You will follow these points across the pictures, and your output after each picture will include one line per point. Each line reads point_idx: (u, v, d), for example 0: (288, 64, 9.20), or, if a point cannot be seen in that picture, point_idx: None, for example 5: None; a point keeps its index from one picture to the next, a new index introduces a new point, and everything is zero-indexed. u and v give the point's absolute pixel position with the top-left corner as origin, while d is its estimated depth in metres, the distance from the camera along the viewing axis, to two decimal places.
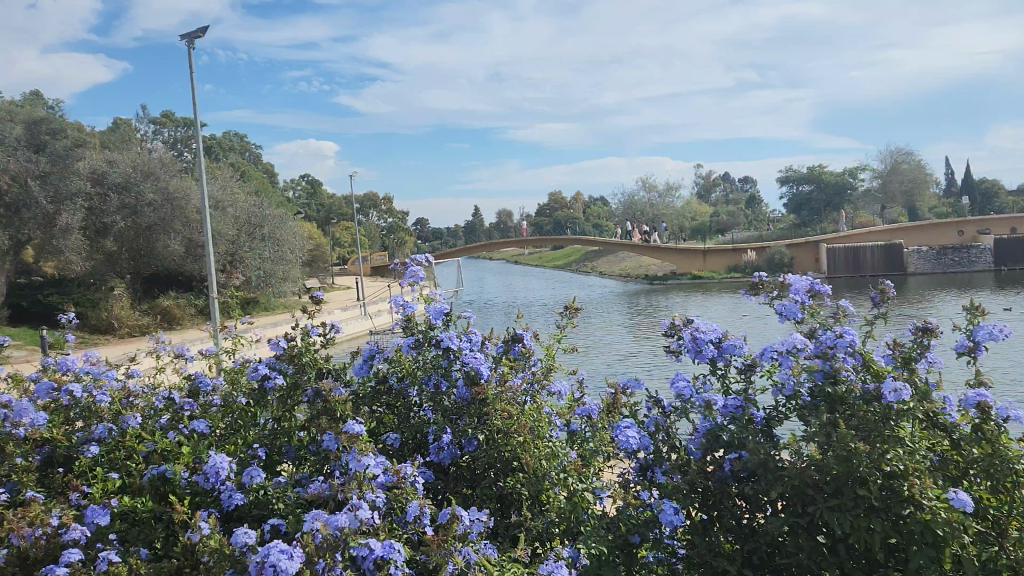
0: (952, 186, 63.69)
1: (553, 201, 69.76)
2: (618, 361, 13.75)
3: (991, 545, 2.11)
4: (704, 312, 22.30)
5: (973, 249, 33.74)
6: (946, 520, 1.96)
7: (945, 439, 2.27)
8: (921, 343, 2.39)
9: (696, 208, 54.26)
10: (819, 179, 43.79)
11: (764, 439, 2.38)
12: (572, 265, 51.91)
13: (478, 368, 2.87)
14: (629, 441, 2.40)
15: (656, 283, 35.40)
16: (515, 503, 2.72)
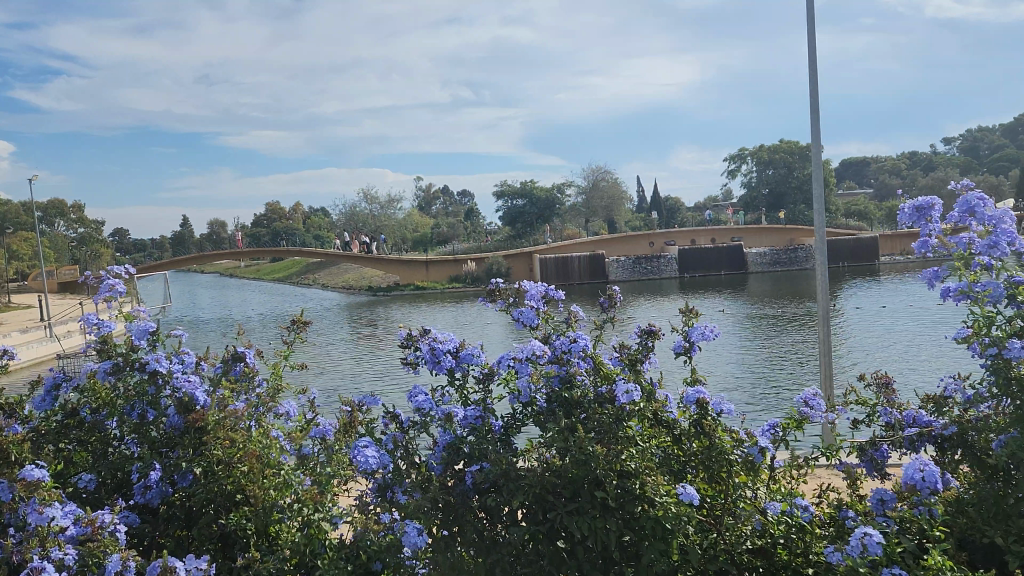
0: (643, 203, 70.84)
1: (271, 211, 67.04)
2: (346, 376, 13.55)
3: (707, 534, 2.35)
4: (428, 321, 22.70)
5: (663, 259, 37.76)
6: (673, 512, 2.11)
7: (668, 434, 2.49)
8: (646, 345, 2.60)
9: (417, 220, 55.05)
10: (531, 194, 46.48)
11: (504, 448, 2.38)
12: (293, 277, 50.23)
13: (199, 396, 2.63)
14: (366, 459, 2.24)
15: (380, 294, 35.41)
16: (240, 538, 2.49)
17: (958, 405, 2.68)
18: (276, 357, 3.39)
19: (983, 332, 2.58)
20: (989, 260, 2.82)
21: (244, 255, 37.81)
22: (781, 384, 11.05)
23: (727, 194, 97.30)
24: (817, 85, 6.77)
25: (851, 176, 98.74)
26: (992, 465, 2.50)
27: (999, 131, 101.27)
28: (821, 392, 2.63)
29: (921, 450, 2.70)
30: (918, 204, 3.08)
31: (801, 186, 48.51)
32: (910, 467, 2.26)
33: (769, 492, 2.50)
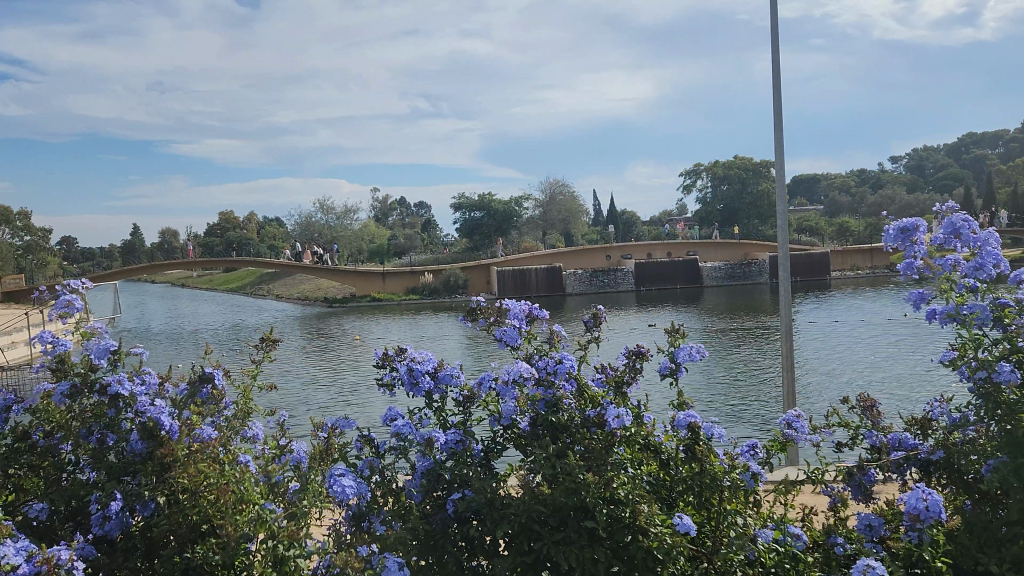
0: (599, 216, 71.33)
1: (223, 220, 65.89)
2: (303, 390, 13.41)
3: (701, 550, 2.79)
4: (386, 333, 22.58)
5: (620, 272, 38.08)
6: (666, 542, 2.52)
7: (656, 459, 2.90)
8: (632, 367, 3.11)
9: (374, 230, 54.62)
10: (489, 206, 46.46)
11: (485, 470, 2.93)
12: (247, 288, 49.46)
13: (167, 425, 2.73)
14: (343, 489, 2.57)
15: (336, 305, 35.07)
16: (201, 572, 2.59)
17: (947, 430, 3.06)
18: (245, 376, 3.50)
19: (970, 353, 3.02)
20: (976, 282, 3.19)
21: (196, 264, 37.10)
22: (740, 397, 11.26)
23: (682, 208, 98.37)
24: (781, 97, 6.84)
25: (802, 192, 100.68)
26: (978, 488, 2.88)
27: (942, 151, 104.37)
28: (802, 415, 3.02)
29: (905, 473, 3.12)
30: (904, 225, 3.43)
31: (755, 201, 49.36)
32: (916, 500, 2.50)
33: (756, 515, 2.84)
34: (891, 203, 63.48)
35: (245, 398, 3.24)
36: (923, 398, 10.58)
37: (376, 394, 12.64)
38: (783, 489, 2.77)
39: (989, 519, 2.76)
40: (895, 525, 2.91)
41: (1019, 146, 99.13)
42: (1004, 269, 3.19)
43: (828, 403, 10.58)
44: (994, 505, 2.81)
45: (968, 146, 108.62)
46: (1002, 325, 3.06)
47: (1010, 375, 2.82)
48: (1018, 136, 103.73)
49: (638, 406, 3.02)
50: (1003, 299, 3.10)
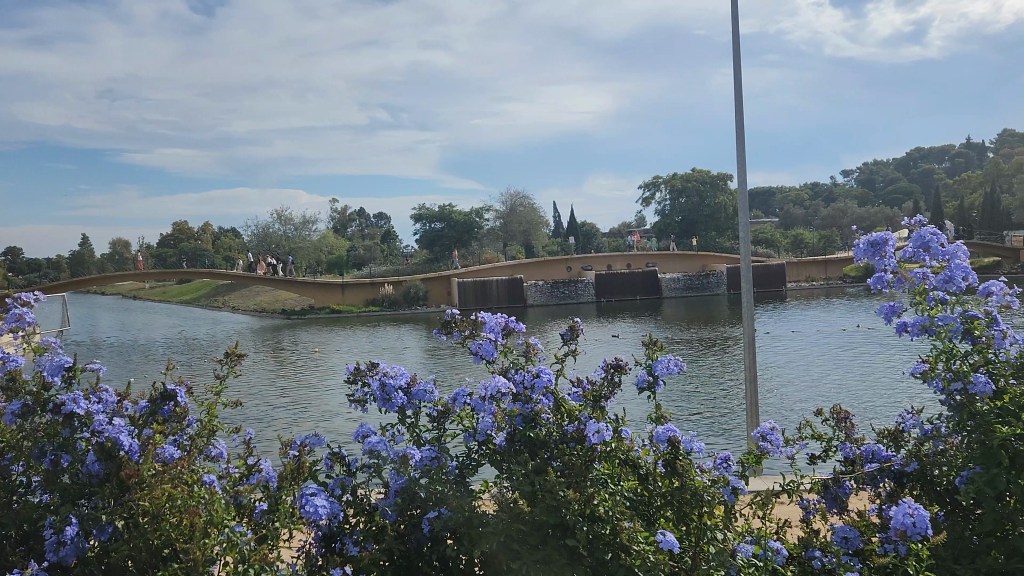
0: (559, 228, 71.63)
1: (178, 231, 64.78)
2: (263, 405, 13.15)
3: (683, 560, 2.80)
4: (346, 346, 22.31)
5: (580, 283, 38.17)
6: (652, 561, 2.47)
7: (635, 475, 2.89)
8: (611, 382, 3.12)
9: (333, 242, 54.11)
10: (449, 217, 46.35)
11: (459, 487, 2.90)
12: (202, 299, 48.60)
13: (126, 445, 2.63)
14: (315, 509, 2.54)
15: (295, 317, 34.61)
16: None
17: (917, 441, 3.19)
18: (209, 392, 3.40)
19: (944, 365, 3.08)
20: (944, 295, 3.26)
21: (150, 276, 36.30)
22: (705, 408, 11.32)
23: (641, 221, 99.37)
24: (742, 112, 6.94)
25: (758, 205, 102.37)
26: (950, 500, 3.03)
27: (892, 166, 107.06)
28: (776, 427, 3.11)
29: (881, 486, 3.18)
30: (873, 239, 3.47)
31: (712, 213, 50.01)
32: (903, 516, 2.56)
33: (736, 531, 2.84)
34: (844, 217, 64.82)
35: (209, 415, 3.14)
36: (882, 408, 10.75)
37: (339, 410, 12.46)
38: (762, 505, 2.85)
39: (962, 530, 2.90)
40: (871, 537, 2.94)
41: (964, 161, 102.08)
42: (971, 281, 3.26)
43: (791, 414, 10.69)
44: (963, 516, 2.97)
45: (916, 161, 111.60)
46: (971, 337, 3.14)
47: (985, 387, 2.88)
48: (963, 151, 106.88)
49: (616, 420, 3.03)
50: (970, 311, 3.16)
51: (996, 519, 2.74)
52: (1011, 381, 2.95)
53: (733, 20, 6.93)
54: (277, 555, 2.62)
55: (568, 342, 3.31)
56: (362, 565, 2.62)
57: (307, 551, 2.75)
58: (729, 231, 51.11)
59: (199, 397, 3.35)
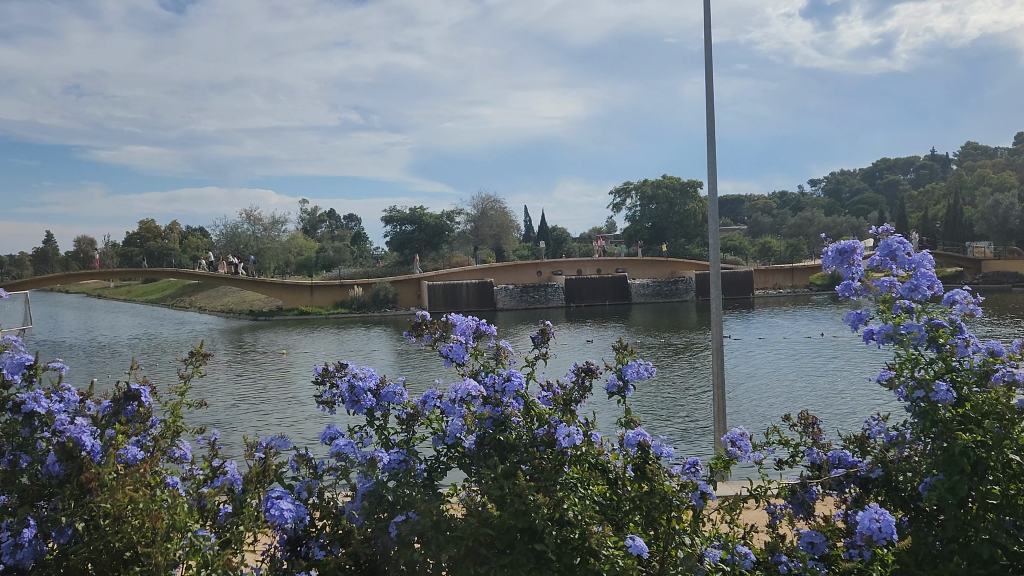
0: (530, 233, 71.70)
1: (144, 229, 63.85)
2: (228, 405, 13.00)
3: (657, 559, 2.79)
4: (313, 347, 22.12)
5: (550, 288, 38.22)
6: (619, 566, 2.49)
7: (604, 478, 2.90)
8: (581, 386, 3.12)
9: (301, 243, 53.66)
10: (420, 220, 46.26)
11: (427, 490, 2.89)
12: (168, 299, 47.96)
13: (87, 445, 2.58)
14: (281, 513, 2.52)
15: (262, 318, 34.28)
16: None
17: (883, 447, 3.25)
18: (174, 393, 3.33)
19: (909, 371, 3.14)
20: (910, 303, 3.31)
21: (114, 275, 35.72)
22: (674, 413, 11.38)
23: (612, 226, 99.88)
24: (714, 121, 7.01)
25: (728, 212, 103.36)
26: (914, 506, 3.09)
27: (858, 176, 108.77)
28: (744, 433, 3.13)
29: (847, 490, 3.21)
30: (841, 247, 3.51)
31: (682, 220, 50.41)
32: (868, 521, 2.60)
33: (703, 536, 2.85)
34: (811, 226, 65.62)
35: (174, 416, 3.09)
36: (847, 414, 10.89)
37: (307, 411, 12.34)
38: (731, 508, 2.86)
39: (924, 536, 2.94)
40: (836, 543, 2.96)
41: (928, 173, 103.96)
42: (938, 289, 3.32)
43: (758, 420, 10.78)
44: (927, 521, 3.02)
45: (881, 172, 113.50)
46: (936, 344, 3.19)
47: (947, 394, 2.93)
48: (927, 163, 108.88)
49: (585, 424, 3.03)
50: (935, 320, 3.22)
51: (958, 525, 2.78)
52: (974, 389, 3.02)
53: (706, 29, 7.00)
54: (241, 559, 2.60)
55: (538, 346, 3.30)
56: (327, 567, 2.61)
57: (271, 554, 2.73)
58: (698, 238, 51.53)
59: (163, 397, 3.28)
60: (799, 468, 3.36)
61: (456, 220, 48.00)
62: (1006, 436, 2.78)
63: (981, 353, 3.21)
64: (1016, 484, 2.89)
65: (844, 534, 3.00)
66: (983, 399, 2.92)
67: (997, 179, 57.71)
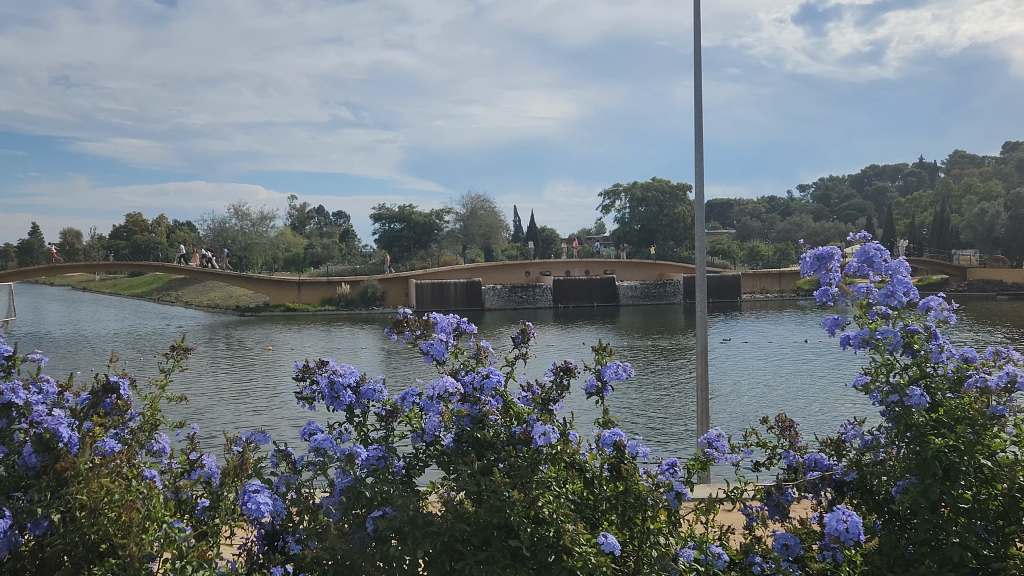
0: (520, 233, 71.82)
1: (131, 223, 63.49)
2: (210, 401, 12.90)
3: (630, 555, 2.81)
4: (299, 344, 22.05)
5: (537, 289, 38.25)
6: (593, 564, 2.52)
7: (580, 478, 2.94)
8: (560, 385, 3.14)
9: (290, 239, 53.52)
10: (409, 218, 46.22)
11: (405, 487, 2.91)
12: (154, 293, 47.69)
13: (66, 436, 2.59)
14: (258, 506, 2.53)
15: (248, 314, 34.16)
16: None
17: (857, 451, 3.28)
18: (153, 385, 3.32)
19: (882, 377, 3.18)
20: (886, 309, 3.37)
21: (98, 268, 35.41)
22: (655, 414, 11.50)
23: (600, 228, 100.27)
24: (703, 125, 7.05)
25: (717, 216, 104.04)
26: (887, 509, 3.13)
27: (846, 183, 109.47)
28: (722, 435, 3.17)
29: (822, 493, 3.25)
30: (819, 253, 3.56)
31: (671, 223, 50.93)
32: (836, 522, 2.65)
33: (679, 536, 2.90)
34: (798, 231, 65.91)
35: (153, 409, 3.11)
36: (826, 418, 11.00)
37: (290, 408, 12.28)
38: (705, 510, 2.90)
39: (897, 539, 2.99)
40: (810, 544, 3.00)
41: (916, 180, 104.68)
42: (913, 296, 3.37)
43: (738, 422, 10.91)
44: (899, 525, 3.07)
45: (870, 178, 114.13)
46: (910, 351, 3.24)
47: (920, 400, 2.98)
48: (915, 171, 109.95)
49: (564, 424, 3.07)
50: (911, 325, 3.27)
51: (930, 529, 2.85)
52: (946, 395, 3.06)
53: (697, 33, 7.03)
54: (218, 551, 2.62)
55: (518, 345, 3.32)
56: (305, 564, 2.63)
57: (248, 548, 2.76)
58: (687, 241, 51.75)
59: (143, 389, 3.27)
60: (780, 472, 3.37)
61: (444, 219, 48.05)
62: (977, 441, 2.83)
63: (956, 360, 3.26)
64: (987, 489, 2.94)
65: (811, 545, 3.01)
66: (956, 405, 2.96)
67: (983, 188, 58.10)
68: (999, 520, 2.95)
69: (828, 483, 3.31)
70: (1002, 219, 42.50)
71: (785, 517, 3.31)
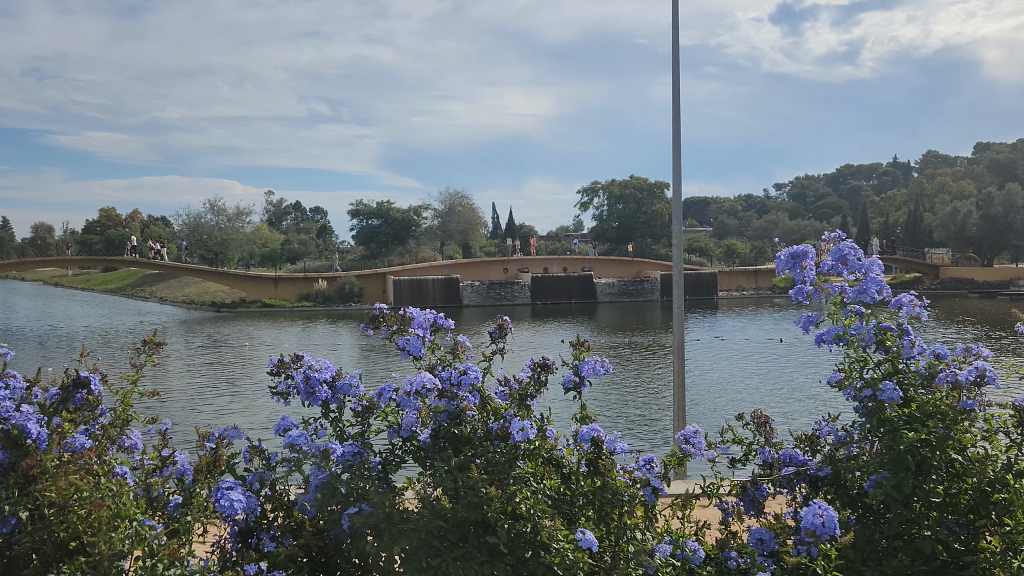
0: (498, 229, 71.92)
1: (104, 217, 62.65)
2: (182, 397, 12.71)
3: (606, 553, 2.77)
4: (276, 339, 21.97)
5: (516, 285, 38.40)
6: (570, 560, 2.55)
7: (558, 473, 2.96)
8: (537, 381, 3.15)
9: (267, 234, 53.14)
10: (386, 214, 46.03)
11: (381, 482, 2.89)
12: (127, 289, 47.14)
13: (35, 433, 2.56)
14: (231, 503, 2.53)
15: (224, 310, 33.92)
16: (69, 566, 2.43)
17: (833, 446, 3.32)
18: (126, 381, 3.27)
19: (857, 373, 3.21)
20: (860, 307, 3.39)
21: (71, 262, 34.95)
22: (632, 410, 11.55)
23: (579, 225, 100.77)
24: (680, 122, 7.07)
25: (694, 215, 104.80)
26: (861, 504, 3.16)
27: (822, 182, 110.57)
28: (698, 430, 3.17)
29: (796, 488, 3.30)
30: (794, 252, 3.59)
31: (649, 220, 51.06)
32: (813, 516, 2.66)
33: (655, 531, 2.92)
34: (774, 229, 66.56)
35: (125, 404, 3.07)
36: (800, 414, 11.12)
37: (266, 403, 12.19)
38: (681, 505, 2.91)
39: (870, 533, 3.02)
40: (784, 539, 3.01)
41: (890, 180, 106.05)
42: (885, 294, 3.40)
43: (714, 418, 11.04)
44: (874, 518, 3.09)
45: (844, 177, 115.39)
46: (884, 347, 3.28)
47: (894, 395, 3.00)
48: (890, 170, 111.48)
49: (541, 419, 3.07)
50: (883, 322, 3.31)
51: (903, 523, 2.88)
52: (919, 390, 3.12)
53: (674, 32, 7.06)
54: (189, 548, 2.57)
55: (496, 341, 3.30)
56: (278, 560, 2.62)
57: (222, 546, 2.73)
58: (664, 238, 52.03)
59: (113, 384, 3.23)
60: (766, 471, 3.34)
61: (422, 215, 47.92)
62: (948, 436, 2.88)
63: (927, 356, 3.31)
64: (959, 484, 2.99)
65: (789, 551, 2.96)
66: (928, 400, 3.01)
67: (955, 188, 58.85)
68: (968, 514, 2.98)
69: (819, 474, 3.34)
70: (974, 219, 43.03)
71: (769, 509, 3.28)
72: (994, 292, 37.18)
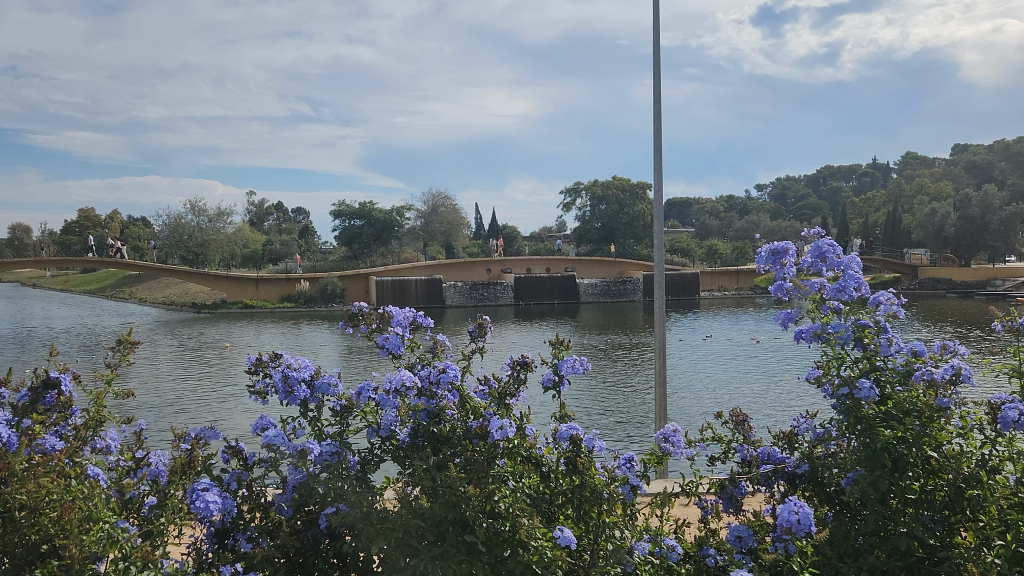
0: (481, 229, 71.97)
1: (84, 217, 62.11)
2: (160, 398, 12.61)
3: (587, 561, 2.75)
4: (257, 340, 21.83)
5: (499, 285, 38.47)
6: (547, 557, 2.55)
7: (536, 472, 2.96)
8: (516, 378, 3.14)
9: (248, 234, 52.92)
10: (369, 215, 45.89)
11: (359, 482, 2.86)
12: (107, 290, 46.77)
13: (5, 435, 2.56)
14: (206, 505, 2.53)
15: (204, 311, 33.68)
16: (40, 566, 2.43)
17: (811, 443, 3.35)
18: (99, 380, 3.24)
19: (834, 370, 3.24)
20: (838, 303, 3.41)
21: (47, 263, 34.38)
22: (611, 410, 11.56)
23: (562, 225, 101.12)
24: (662, 123, 7.10)
25: (676, 215, 105.40)
26: (838, 501, 3.18)
27: (802, 183, 111.54)
28: (677, 429, 3.18)
29: (774, 486, 3.33)
30: (774, 248, 3.71)
31: (631, 221, 51.22)
32: (789, 513, 2.69)
33: (635, 529, 2.92)
34: (755, 230, 66.95)
35: (99, 404, 3.03)
36: (778, 413, 11.17)
37: (247, 404, 12.13)
38: (659, 504, 2.91)
39: (847, 530, 3.05)
40: (763, 536, 3.06)
41: (869, 181, 107.24)
42: (862, 290, 3.42)
43: (694, 417, 11.08)
44: (850, 516, 3.13)
45: (825, 178, 116.44)
46: (861, 344, 3.30)
47: (870, 392, 3.02)
48: (870, 171, 112.27)
49: (520, 418, 3.07)
50: (861, 319, 3.32)
51: (878, 520, 2.92)
52: (896, 387, 3.15)
53: (655, 33, 7.08)
54: (164, 551, 2.55)
55: (475, 339, 3.29)
56: (255, 562, 2.61)
57: (197, 547, 2.72)
58: (646, 239, 52.22)
59: (87, 384, 3.19)
60: (746, 473, 3.34)
61: (404, 215, 47.78)
62: (925, 433, 2.92)
63: (905, 353, 3.33)
64: (934, 480, 3.04)
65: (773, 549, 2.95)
66: (905, 398, 3.03)
67: (934, 189, 59.35)
68: (945, 510, 3.02)
69: (804, 468, 3.37)
70: (952, 219, 43.43)
71: (750, 507, 3.27)
72: (972, 292, 37.59)
